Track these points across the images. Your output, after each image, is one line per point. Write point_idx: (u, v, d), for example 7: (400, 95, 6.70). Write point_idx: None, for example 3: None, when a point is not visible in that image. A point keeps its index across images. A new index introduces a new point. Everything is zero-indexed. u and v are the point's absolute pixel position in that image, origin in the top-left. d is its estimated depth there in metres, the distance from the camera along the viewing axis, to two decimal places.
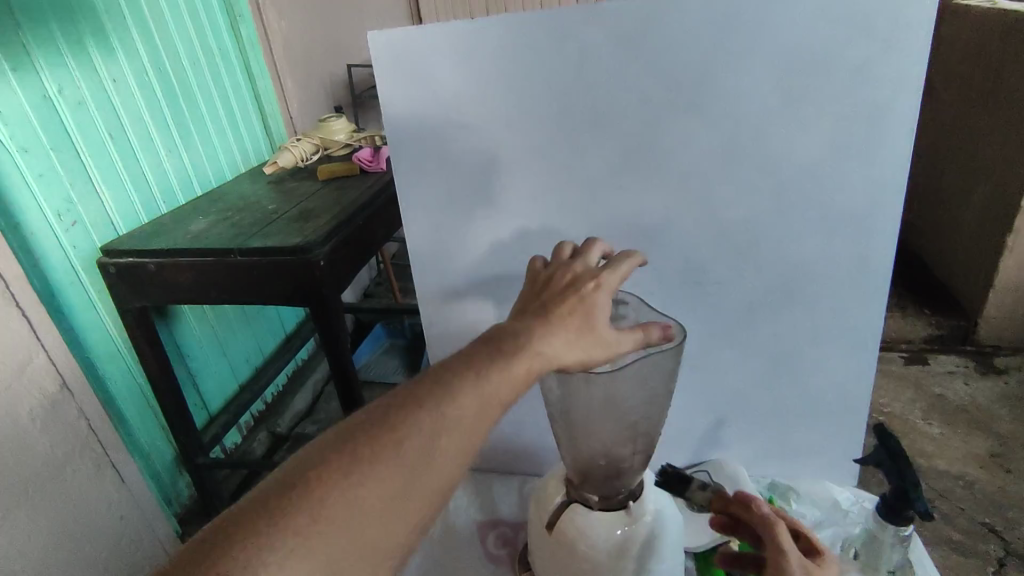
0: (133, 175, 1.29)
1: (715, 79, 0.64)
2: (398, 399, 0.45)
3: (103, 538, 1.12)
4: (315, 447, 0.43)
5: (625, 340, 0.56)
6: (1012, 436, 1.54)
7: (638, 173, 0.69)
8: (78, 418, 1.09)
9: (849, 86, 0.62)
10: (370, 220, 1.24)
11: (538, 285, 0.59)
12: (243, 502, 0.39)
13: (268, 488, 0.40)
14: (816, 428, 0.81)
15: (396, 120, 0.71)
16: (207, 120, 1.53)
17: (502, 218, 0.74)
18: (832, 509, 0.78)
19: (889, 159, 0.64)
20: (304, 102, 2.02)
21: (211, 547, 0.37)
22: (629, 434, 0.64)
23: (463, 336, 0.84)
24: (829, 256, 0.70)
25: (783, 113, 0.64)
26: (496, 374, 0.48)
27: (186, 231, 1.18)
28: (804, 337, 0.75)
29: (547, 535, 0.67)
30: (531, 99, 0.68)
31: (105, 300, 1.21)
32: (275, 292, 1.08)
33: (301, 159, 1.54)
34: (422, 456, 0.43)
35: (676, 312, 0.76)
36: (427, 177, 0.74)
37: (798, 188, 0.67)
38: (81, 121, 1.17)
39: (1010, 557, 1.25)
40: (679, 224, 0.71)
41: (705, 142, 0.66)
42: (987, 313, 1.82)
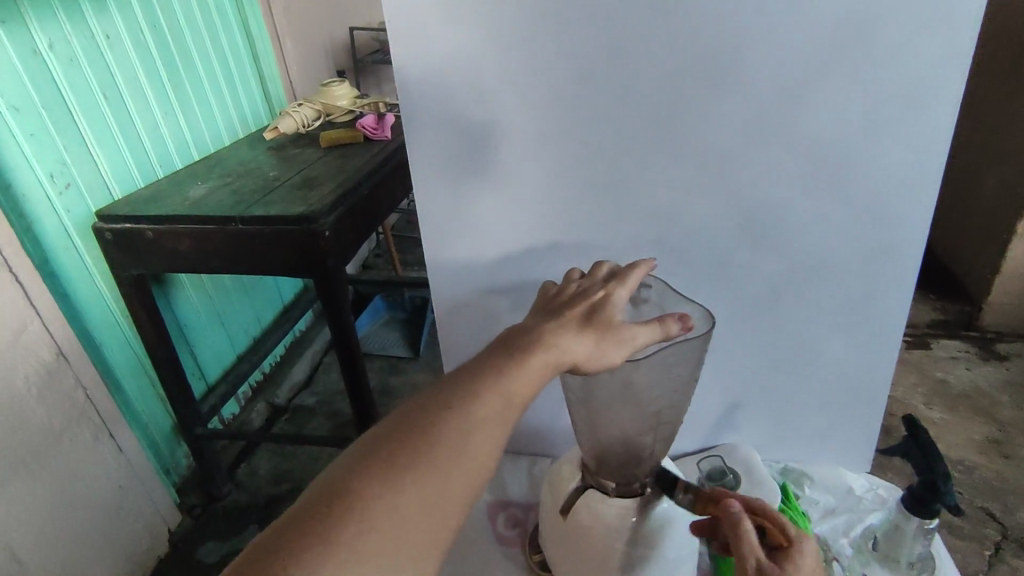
0: (128, 137, 1.24)
1: (750, 50, 0.60)
2: (422, 402, 0.43)
3: (102, 508, 1.11)
4: (348, 458, 0.41)
5: (641, 334, 0.53)
6: (1012, 422, 1.54)
7: (665, 150, 0.66)
8: (75, 387, 1.06)
9: (894, 61, 0.59)
10: (375, 189, 1.20)
11: (548, 299, 0.57)
12: (281, 521, 0.37)
13: (305, 504, 0.38)
14: (832, 414, 0.80)
15: (409, 86, 0.67)
16: (203, 81, 1.48)
17: (520, 193, 0.71)
18: (845, 495, 0.79)
19: (930, 140, 0.61)
20: (304, 66, 1.95)
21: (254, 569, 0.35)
22: (652, 423, 0.63)
23: (475, 315, 0.81)
24: (859, 241, 0.68)
25: (822, 90, 0.61)
26: (514, 368, 0.46)
27: (185, 196, 1.14)
28: (827, 323, 0.73)
29: (562, 520, 0.65)
30: (554, 66, 0.64)
31: (100, 266, 1.17)
32: (279, 263, 1.05)
33: (302, 125, 1.49)
34: (456, 458, 0.41)
35: (697, 295, 0.74)
36: (441, 148, 0.70)
37: (832, 168, 0.64)
38: (73, 79, 1.12)
39: (1008, 541, 1.26)
40: (704, 204, 0.68)
41: (737, 118, 0.63)
42: (992, 299, 1.81)
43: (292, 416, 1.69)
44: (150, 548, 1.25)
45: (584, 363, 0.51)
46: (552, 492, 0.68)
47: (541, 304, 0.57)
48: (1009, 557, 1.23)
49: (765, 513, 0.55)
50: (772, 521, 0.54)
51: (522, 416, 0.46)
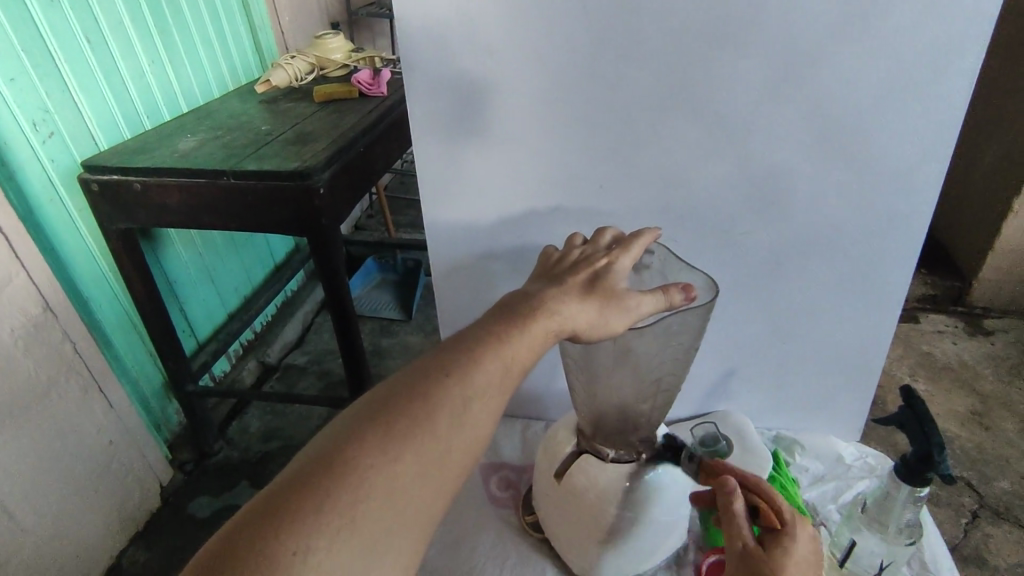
0: (112, 85, 1.20)
1: (769, 9, 0.57)
2: (421, 366, 0.43)
3: (92, 462, 1.11)
4: (345, 422, 0.40)
5: (645, 303, 0.53)
6: (993, 395, 1.57)
7: (676, 110, 0.64)
8: (63, 342, 1.05)
9: (918, 24, 0.56)
10: (371, 147, 1.18)
11: (549, 265, 0.56)
12: (276, 485, 0.37)
13: (302, 468, 0.37)
14: (827, 385, 0.80)
15: (410, 37, 0.64)
16: (191, 28, 1.42)
17: (522, 155, 0.69)
18: (835, 463, 0.81)
19: (947, 110, 0.60)
20: (296, 16, 1.88)
21: (250, 536, 0.34)
22: (651, 391, 0.63)
23: (472, 277, 0.80)
24: (866, 211, 0.67)
25: (840, 52, 0.59)
26: (516, 334, 0.45)
27: (174, 149, 1.11)
28: (827, 294, 0.73)
29: (556, 484, 0.66)
30: (563, 20, 0.61)
31: (86, 219, 1.14)
32: (272, 221, 1.03)
33: (296, 79, 1.44)
34: (455, 426, 0.41)
35: (698, 262, 0.73)
36: (443, 105, 0.68)
37: (843, 137, 0.63)
38: (53, 21, 1.06)
39: (983, 510, 1.29)
40: (710, 169, 0.67)
41: (750, 81, 0.61)
42: (983, 274, 1.83)
43: (282, 375, 1.69)
44: (141, 502, 1.25)
45: (586, 332, 0.50)
46: (546, 456, 0.69)
47: (543, 270, 0.56)
48: (984, 525, 1.27)
49: (762, 492, 0.53)
50: (767, 501, 0.52)
51: (522, 381, 0.46)
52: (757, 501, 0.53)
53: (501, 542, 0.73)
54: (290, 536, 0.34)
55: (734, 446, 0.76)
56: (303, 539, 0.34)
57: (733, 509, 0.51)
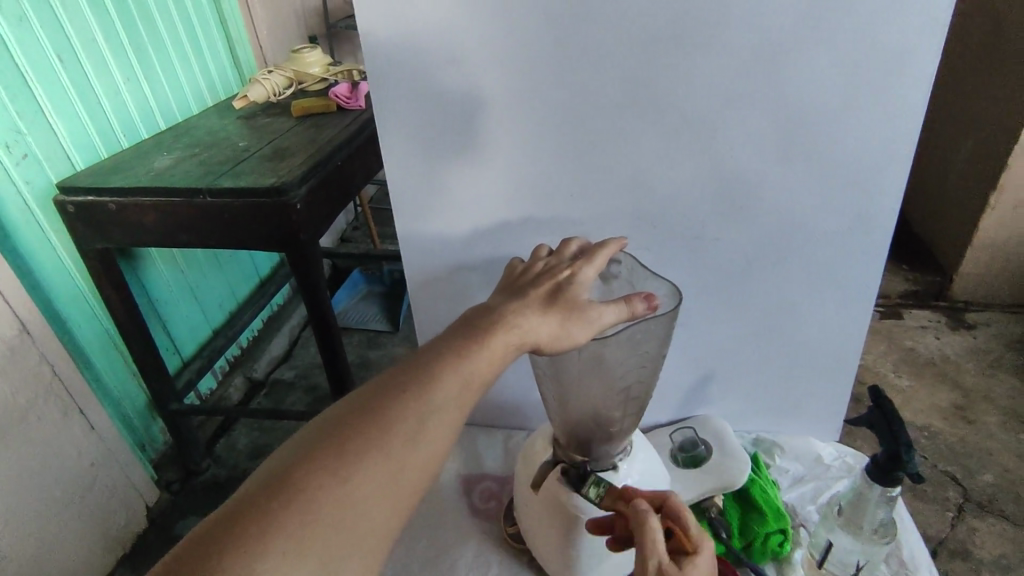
0: (87, 104, 1.19)
1: (725, 16, 0.58)
2: (379, 385, 0.43)
3: (74, 483, 1.10)
4: (299, 444, 0.40)
5: (608, 313, 0.53)
6: (976, 389, 1.59)
7: (640, 117, 0.64)
8: (40, 363, 1.04)
9: (873, 29, 0.57)
10: (348, 160, 1.18)
11: (513, 277, 0.57)
12: (227, 508, 0.37)
13: (255, 491, 0.38)
14: (803, 386, 0.81)
15: (375, 51, 0.65)
16: (166, 44, 1.42)
17: (490, 167, 0.70)
18: (814, 463, 0.81)
19: (905, 111, 0.61)
20: (274, 30, 1.88)
21: (195, 561, 0.34)
22: (622, 399, 0.63)
23: (447, 289, 0.80)
24: (831, 213, 0.68)
25: (799, 55, 0.59)
26: (475, 349, 0.46)
27: (150, 168, 1.10)
28: (798, 296, 0.74)
29: (534, 494, 0.66)
30: (523, 33, 0.61)
31: (63, 239, 1.14)
32: (248, 237, 1.02)
33: (274, 94, 1.44)
34: (411, 443, 0.41)
35: (668, 269, 0.74)
36: (410, 118, 0.68)
37: (805, 140, 0.64)
38: (25, 42, 1.06)
39: (968, 503, 1.30)
40: (677, 176, 0.67)
41: (712, 88, 0.62)
42: (963, 269, 1.85)
43: (269, 390, 1.68)
44: (127, 522, 1.24)
45: (549, 344, 0.51)
46: (524, 466, 0.69)
47: (507, 283, 0.56)
48: (968, 518, 1.28)
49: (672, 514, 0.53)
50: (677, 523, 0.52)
51: (484, 395, 0.46)
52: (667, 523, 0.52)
53: (483, 553, 0.72)
54: (236, 560, 0.34)
55: (712, 451, 0.76)
56: (250, 562, 0.34)
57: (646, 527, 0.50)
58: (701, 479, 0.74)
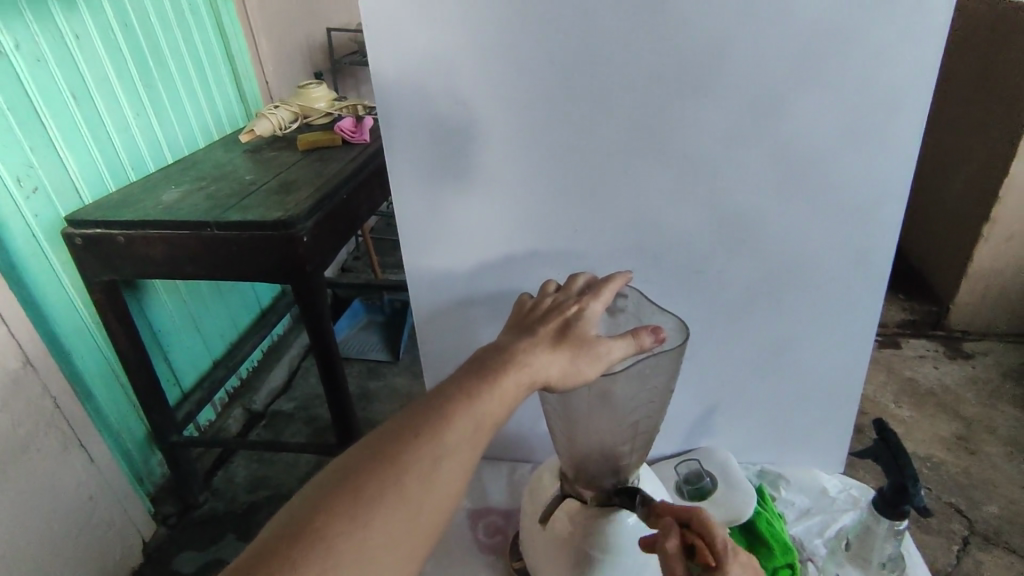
0: (98, 139, 1.22)
1: (726, 61, 0.61)
2: (393, 428, 0.44)
3: (71, 517, 1.08)
4: (311, 491, 0.41)
5: (616, 348, 0.54)
6: (977, 419, 1.59)
7: (644, 155, 0.66)
8: (43, 395, 1.03)
9: (866, 73, 0.60)
10: (353, 193, 1.20)
11: (523, 313, 0.58)
12: (245, 556, 0.37)
13: (272, 538, 0.38)
14: (807, 418, 0.82)
15: (386, 92, 0.67)
16: (176, 81, 1.45)
17: (497, 203, 0.71)
18: (819, 496, 0.81)
19: (898, 152, 0.63)
20: (280, 66, 1.93)
21: None
22: (630, 433, 0.63)
23: (453, 322, 0.81)
24: (831, 248, 0.69)
25: (796, 98, 0.62)
26: (488, 389, 0.46)
27: (158, 201, 1.12)
28: (799, 330, 0.75)
29: (541, 530, 0.66)
30: (529, 77, 0.64)
31: (70, 271, 1.14)
32: (255, 270, 1.04)
33: (280, 128, 1.48)
34: (424, 487, 0.41)
35: (671, 303, 0.75)
36: (420, 157, 0.70)
37: (803, 178, 0.66)
38: (40, 80, 1.09)
39: (974, 536, 1.29)
40: (679, 213, 0.69)
41: (712, 129, 0.64)
42: (959, 299, 1.86)
43: (269, 422, 1.66)
44: (122, 557, 1.22)
45: (558, 382, 0.52)
46: (531, 501, 0.69)
47: (517, 319, 0.57)
48: (974, 551, 1.27)
49: (698, 529, 0.52)
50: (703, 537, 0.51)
51: (496, 432, 0.47)
52: (693, 539, 0.52)
53: None
54: None
55: (718, 483, 0.77)
56: None
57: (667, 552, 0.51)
58: (708, 511, 0.74)
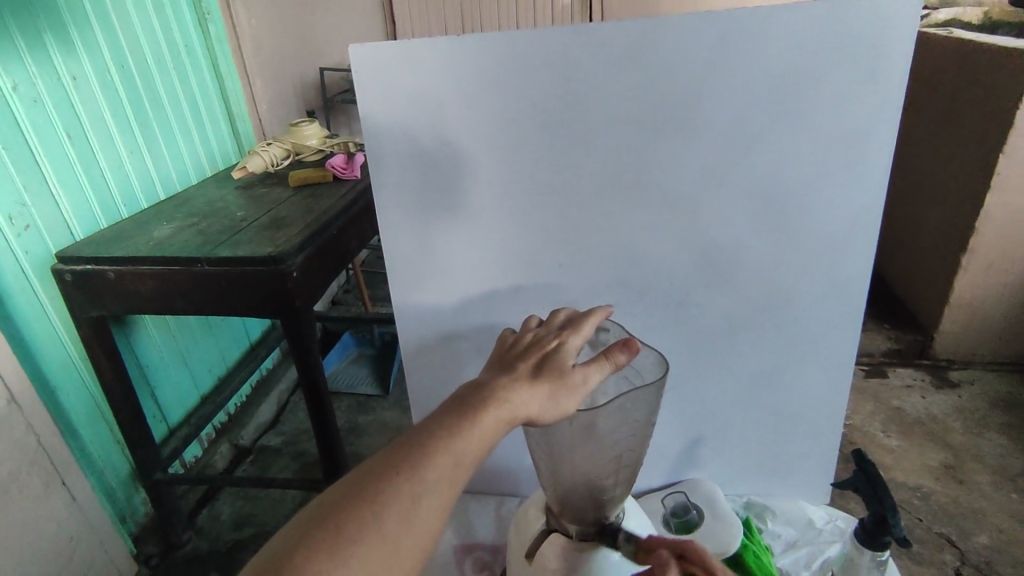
0: (91, 176, 1.23)
1: (702, 102, 0.63)
2: (374, 465, 0.44)
3: (51, 559, 1.06)
4: (293, 529, 0.41)
5: (593, 375, 0.55)
6: (965, 448, 1.60)
7: (625, 194, 0.69)
8: (27, 432, 1.02)
9: (831, 115, 0.63)
10: (344, 229, 1.22)
11: (504, 349, 0.59)
12: None
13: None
14: (791, 449, 0.82)
15: (375, 134, 0.69)
16: (171, 119, 1.48)
17: (483, 240, 0.73)
18: (806, 528, 0.82)
19: (866, 188, 0.66)
20: (273, 104, 1.97)
21: None
22: (613, 466, 0.64)
23: (440, 356, 0.82)
24: (806, 283, 0.71)
25: (766, 140, 0.65)
26: (468, 427, 0.47)
27: (149, 237, 1.13)
28: (781, 363, 0.76)
29: (527, 564, 0.66)
30: (514, 119, 0.66)
31: (58, 307, 1.14)
32: (244, 304, 1.04)
33: (272, 164, 1.50)
34: (403, 524, 0.42)
35: (655, 336, 0.77)
36: (407, 195, 0.72)
37: (776, 215, 0.68)
38: (36, 119, 1.11)
39: (966, 566, 1.29)
40: (660, 248, 0.71)
41: (689, 166, 0.67)
42: (943, 328, 1.89)
43: (256, 458, 1.65)
44: None
45: (538, 416, 0.52)
46: (518, 536, 0.69)
47: (499, 354, 0.58)
48: None
49: (692, 557, 0.55)
50: (700, 563, 0.55)
51: (478, 469, 0.47)
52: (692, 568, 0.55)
53: None
54: None
55: (704, 516, 0.77)
56: None
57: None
58: None
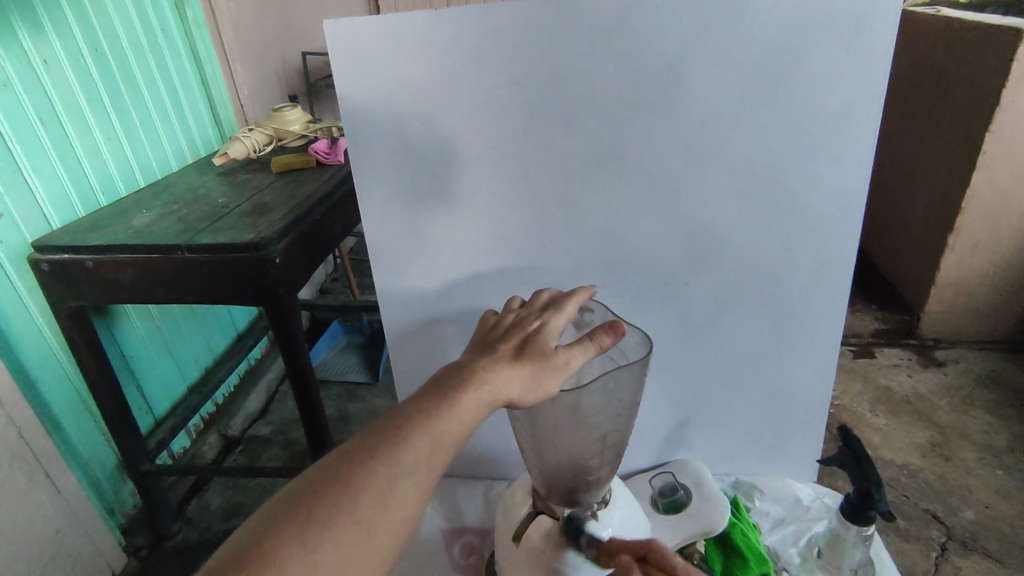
0: (67, 163, 1.20)
1: (684, 78, 0.62)
2: (350, 448, 0.43)
3: (37, 552, 1.05)
4: (266, 513, 0.40)
5: (576, 356, 0.54)
6: (951, 426, 1.61)
7: (608, 173, 0.68)
8: (7, 426, 1.01)
9: (816, 89, 0.62)
10: (327, 215, 1.20)
11: (486, 330, 0.58)
12: None
13: (225, 564, 0.38)
14: (779, 428, 0.82)
15: (353, 114, 0.68)
16: (149, 105, 1.45)
17: (466, 222, 0.72)
18: (794, 505, 0.82)
19: (852, 164, 0.65)
20: (255, 89, 1.94)
21: None
22: (599, 447, 0.63)
23: (425, 341, 0.81)
24: (791, 261, 0.71)
25: (751, 115, 0.64)
26: (446, 409, 0.46)
27: (128, 225, 1.11)
28: (766, 341, 0.76)
29: (513, 546, 0.65)
30: (495, 98, 0.65)
31: (36, 297, 1.12)
32: (225, 292, 1.03)
33: (254, 150, 1.47)
34: (378, 508, 0.41)
35: (640, 316, 0.76)
36: (387, 177, 0.70)
37: (762, 192, 0.67)
38: (6, 104, 1.07)
39: (952, 542, 1.31)
40: (643, 227, 0.70)
41: (673, 144, 0.65)
42: (929, 308, 1.90)
43: (245, 447, 1.64)
44: None
45: (520, 398, 0.52)
46: (505, 518, 0.69)
47: (481, 336, 0.57)
48: (953, 557, 1.27)
49: (653, 559, 0.54)
50: (661, 567, 0.53)
51: (457, 452, 0.47)
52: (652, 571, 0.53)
53: None
54: None
55: (692, 497, 0.77)
56: None
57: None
58: (681, 525, 0.75)
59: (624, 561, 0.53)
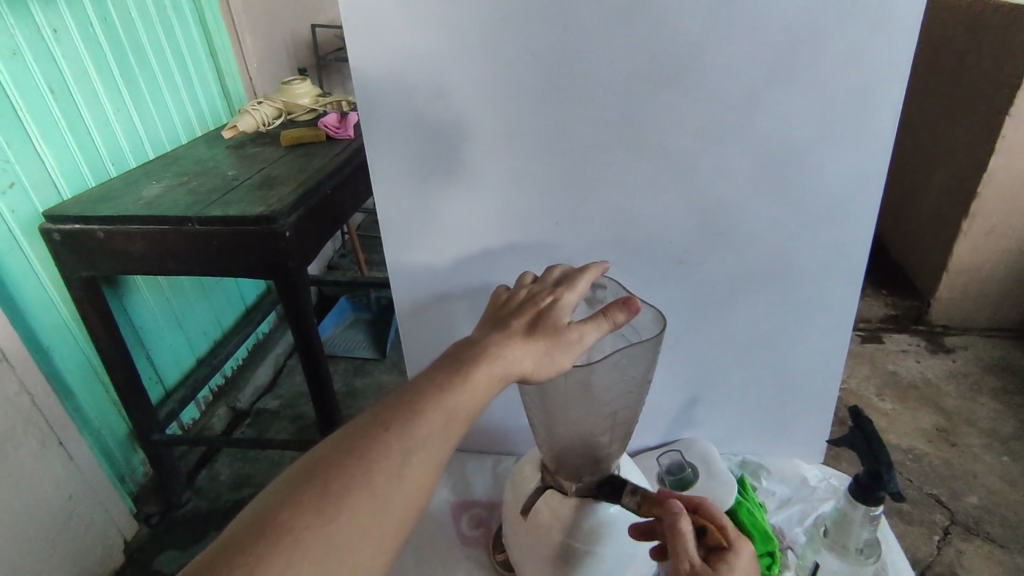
0: (77, 133, 1.20)
1: (705, 52, 0.61)
2: (365, 421, 0.43)
3: (51, 517, 1.07)
4: (281, 484, 0.41)
5: (589, 332, 0.54)
6: (957, 412, 1.61)
7: (623, 150, 0.67)
8: (21, 394, 1.02)
9: (840, 65, 0.60)
10: (337, 189, 1.19)
11: (498, 305, 0.58)
12: (213, 551, 0.38)
13: (241, 533, 0.38)
14: (787, 410, 0.83)
15: (366, 87, 0.67)
16: (157, 76, 1.44)
17: (479, 198, 0.71)
18: (800, 485, 0.83)
19: (873, 144, 0.64)
20: (264, 62, 1.91)
21: None
22: (608, 424, 0.64)
23: (436, 316, 0.81)
24: (807, 243, 0.70)
25: (772, 92, 0.62)
26: (459, 384, 0.46)
27: (138, 197, 1.11)
28: (778, 323, 0.76)
29: (522, 520, 0.66)
30: (509, 71, 0.64)
31: (48, 268, 1.13)
32: (235, 265, 1.03)
33: (263, 123, 1.46)
34: (393, 480, 0.41)
35: (652, 295, 0.76)
36: (400, 152, 0.70)
37: (779, 172, 0.66)
38: (16, 72, 1.07)
39: (954, 526, 1.31)
40: (658, 206, 0.70)
41: (692, 121, 0.64)
42: (940, 294, 1.89)
43: (254, 420, 1.65)
44: (103, 558, 1.21)
45: (532, 373, 0.52)
46: (514, 493, 0.69)
47: (492, 311, 0.57)
48: (955, 541, 1.28)
49: (707, 514, 0.57)
50: (712, 520, 0.56)
51: (470, 426, 0.47)
52: (701, 521, 0.56)
53: None
54: None
55: (699, 475, 0.78)
56: None
57: (681, 529, 0.53)
58: None
59: (677, 506, 0.55)
